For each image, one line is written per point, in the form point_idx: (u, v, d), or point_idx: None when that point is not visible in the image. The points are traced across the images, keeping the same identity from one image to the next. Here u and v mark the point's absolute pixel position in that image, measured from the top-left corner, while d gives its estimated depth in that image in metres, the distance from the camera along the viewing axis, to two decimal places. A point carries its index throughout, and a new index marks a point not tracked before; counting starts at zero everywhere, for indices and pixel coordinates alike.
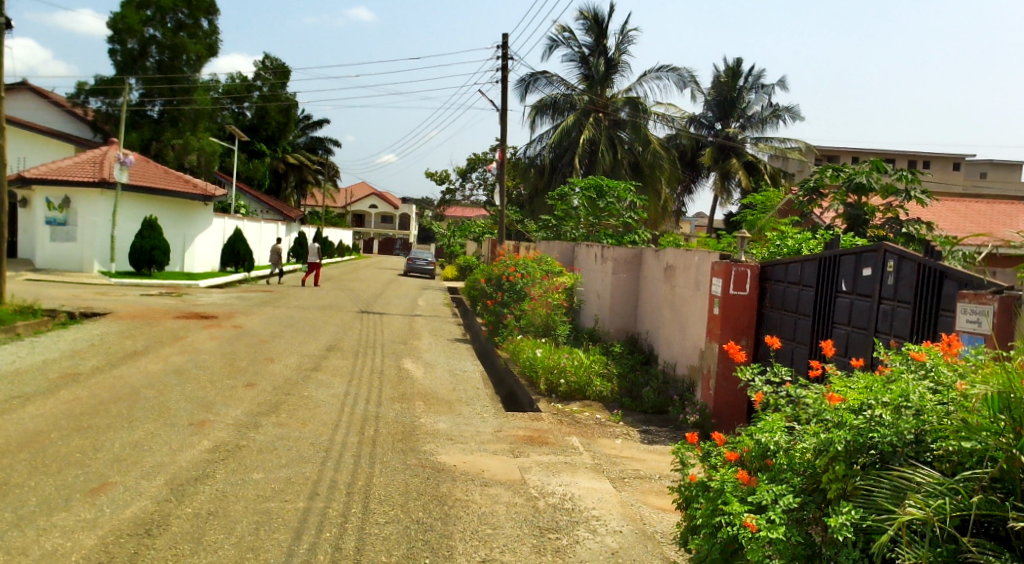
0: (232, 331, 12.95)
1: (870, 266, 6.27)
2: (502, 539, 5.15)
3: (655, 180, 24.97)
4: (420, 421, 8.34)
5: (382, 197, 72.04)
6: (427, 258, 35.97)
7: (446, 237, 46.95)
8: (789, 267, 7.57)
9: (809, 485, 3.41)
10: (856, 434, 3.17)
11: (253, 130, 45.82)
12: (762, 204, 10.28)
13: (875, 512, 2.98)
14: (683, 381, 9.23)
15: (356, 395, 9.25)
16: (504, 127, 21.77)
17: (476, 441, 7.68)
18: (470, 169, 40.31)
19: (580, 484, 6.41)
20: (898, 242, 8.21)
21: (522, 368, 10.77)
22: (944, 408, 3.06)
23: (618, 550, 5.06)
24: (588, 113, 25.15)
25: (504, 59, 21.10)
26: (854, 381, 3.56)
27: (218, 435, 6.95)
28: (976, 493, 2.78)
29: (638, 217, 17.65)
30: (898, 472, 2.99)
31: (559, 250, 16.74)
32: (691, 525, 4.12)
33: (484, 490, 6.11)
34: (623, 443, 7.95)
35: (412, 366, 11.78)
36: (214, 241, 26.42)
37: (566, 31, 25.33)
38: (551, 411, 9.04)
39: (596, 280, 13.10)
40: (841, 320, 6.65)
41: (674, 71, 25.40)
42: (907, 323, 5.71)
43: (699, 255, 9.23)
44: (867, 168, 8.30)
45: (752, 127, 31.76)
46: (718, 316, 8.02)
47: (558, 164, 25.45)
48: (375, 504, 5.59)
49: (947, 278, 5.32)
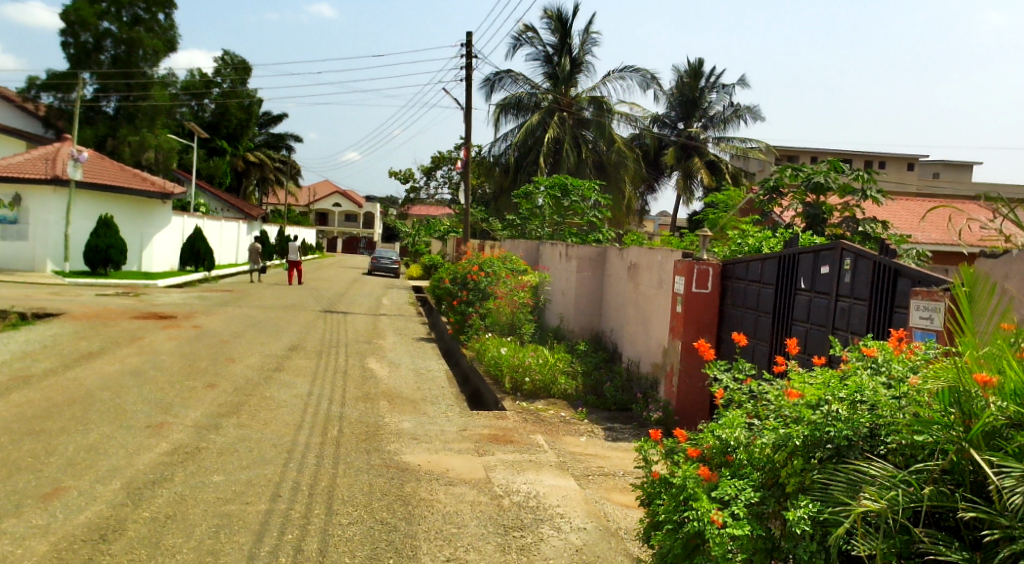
0: (191, 331, 12.77)
1: (828, 264, 6.39)
2: (468, 538, 5.14)
3: (619, 179, 25.15)
4: (385, 421, 8.31)
5: (346, 195, 71.44)
6: (392, 257, 35.74)
7: (411, 236, 46.74)
8: (750, 265, 7.67)
9: (769, 480, 3.47)
10: (812, 428, 3.22)
11: (213, 127, 45.12)
12: (724, 204, 10.41)
13: (831, 505, 3.03)
14: (647, 379, 9.31)
15: (320, 395, 9.18)
16: (469, 125, 21.69)
17: (441, 440, 7.67)
18: (435, 167, 40.10)
19: (545, 482, 6.43)
20: (855, 241, 8.32)
21: (487, 367, 10.79)
22: (897, 402, 3.13)
23: (582, 547, 5.09)
24: (552, 113, 25.18)
25: (468, 57, 21.05)
26: (811, 377, 3.62)
27: (177, 437, 6.87)
28: (928, 485, 2.85)
29: (603, 216, 17.73)
30: (853, 466, 3.05)
31: (523, 249, 16.78)
32: (654, 522, 4.15)
33: (449, 489, 6.11)
34: (588, 440, 7.99)
35: (376, 365, 11.71)
36: (173, 239, 26.01)
37: (529, 30, 25.34)
38: (516, 409, 9.05)
39: (560, 278, 13.18)
40: (799, 317, 6.76)
41: (637, 72, 25.54)
42: (864, 320, 5.83)
43: (662, 253, 9.31)
44: (825, 168, 8.45)
45: (714, 127, 32.07)
46: (680, 315, 8.11)
47: (524, 162, 25.46)
48: (339, 504, 5.57)
49: (901, 276, 5.44)
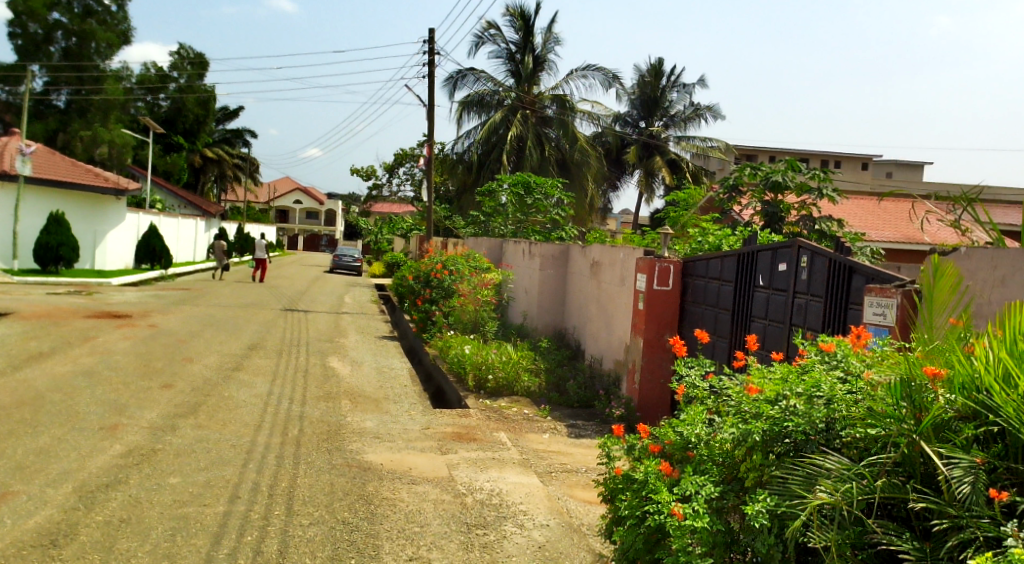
0: (147, 330, 12.55)
1: (785, 261, 6.49)
2: (430, 537, 5.13)
3: (582, 177, 25.35)
4: (347, 419, 8.26)
5: (307, 192, 70.71)
6: (354, 255, 35.47)
7: (373, 234, 46.44)
8: (710, 263, 7.75)
9: (728, 475, 3.51)
10: (771, 424, 3.27)
11: (169, 123, 44.38)
12: (684, 201, 10.50)
13: (789, 498, 3.08)
14: (609, 376, 9.37)
15: (280, 395, 9.07)
16: (432, 122, 21.58)
17: (403, 439, 7.64)
18: (397, 164, 39.87)
19: (508, 479, 6.44)
20: (811, 238, 8.44)
21: (451, 364, 10.78)
22: (853, 396, 3.18)
23: (545, 544, 5.11)
24: (515, 110, 25.17)
25: (431, 53, 20.94)
26: (771, 373, 3.68)
27: (132, 438, 6.75)
28: (880, 476, 2.90)
29: (566, 214, 17.80)
30: (809, 459, 3.10)
31: (486, 247, 16.74)
32: (616, 517, 4.18)
33: (412, 487, 6.09)
34: (551, 437, 8.02)
35: (338, 364, 11.63)
36: (128, 236, 25.52)
37: (491, 27, 25.30)
38: (479, 407, 9.04)
39: (524, 276, 13.22)
40: (758, 314, 6.85)
41: (600, 70, 25.64)
42: (819, 317, 5.93)
43: (624, 251, 9.37)
44: (782, 167, 8.57)
45: (675, 126, 32.37)
46: (642, 312, 8.18)
47: (486, 160, 25.42)
48: (299, 505, 5.51)
49: (856, 273, 5.54)
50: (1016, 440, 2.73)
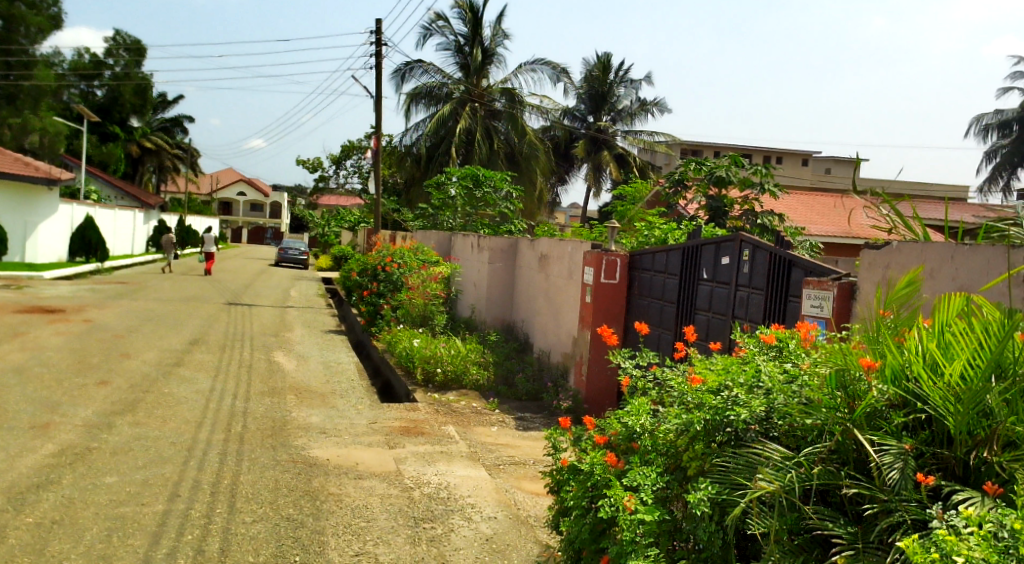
0: (81, 326, 12.17)
1: (728, 255, 6.59)
2: (377, 531, 5.11)
3: (531, 171, 25.43)
4: (292, 415, 8.15)
5: (251, 184, 69.45)
6: (300, 248, 34.96)
7: (320, 226, 45.83)
8: (656, 256, 7.83)
9: (672, 465, 3.55)
10: (714, 412, 3.32)
11: (105, 112, 43.25)
12: (631, 195, 10.58)
13: (730, 487, 3.14)
14: (557, 368, 9.43)
15: (222, 390, 8.91)
16: (379, 114, 21.32)
17: (350, 433, 7.57)
18: (343, 157, 39.36)
19: (456, 473, 6.43)
20: (753, 233, 8.61)
21: (398, 358, 10.72)
22: (791, 386, 3.25)
23: (492, 536, 5.12)
24: (464, 103, 25.07)
25: (378, 44, 20.67)
26: (713, 363, 3.74)
27: (66, 437, 6.55)
28: (816, 464, 2.96)
29: (514, 207, 17.83)
30: (749, 448, 3.16)
31: (434, 240, 16.63)
32: (562, 508, 4.20)
33: (358, 482, 6.04)
34: (499, 430, 8.04)
35: (283, 358, 11.45)
36: (62, 228, 24.70)
37: (439, 19, 25.09)
38: (427, 401, 9.01)
39: (472, 269, 13.21)
40: (702, 306, 6.96)
41: (548, 64, 25.68)
42: (760, 309, 6.05)
43: (572, 245, 9.43)
44: (726, 162, 8.69)
45: (622, 120, 32.67)
46: (590, 305, 8.24)
47: (434, 153, 25.21)
48: (243, 502, 5.43)
49: (795, 267, 5.68)
50: (942, 425, 2.84)
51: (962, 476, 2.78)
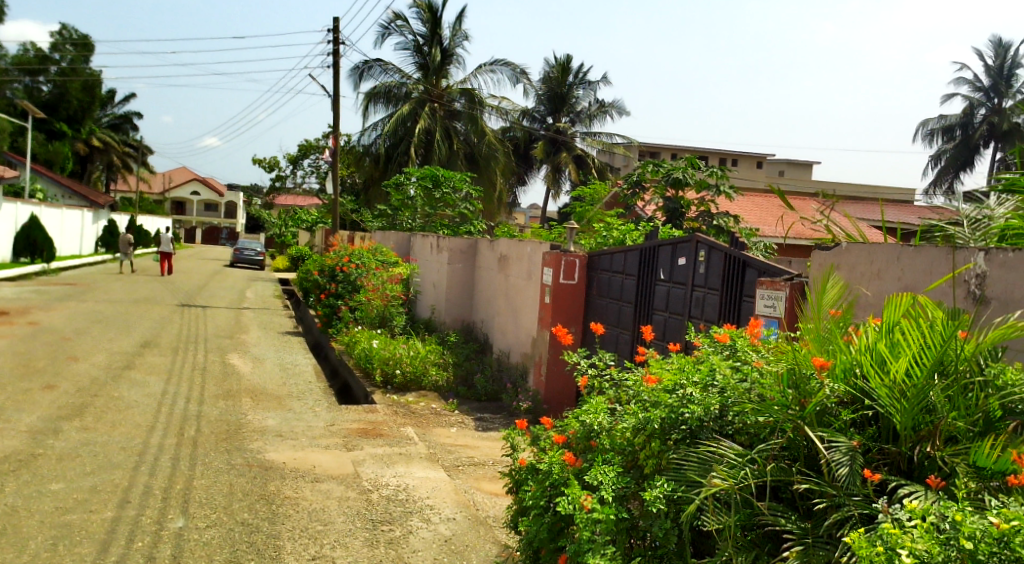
0: (27, 329, 11.84)
1: (684, 256, 6.66)
2: (334, 534, 5.05)
3: (490, 171, 25.45)
4: (247, 418, 8.02)
5: (206, 183, 68.30)
6: (256, 248, 34.47)
7: (277, 226, 45.24)
8: (614, 257, 7.87)
9: (628, 462, 3.57)
10: (670, 411, 3.36)
11: (51, 108, 42.36)
12: (590, 197, 10.62)
13: (685, 484, 3.18)
14: (516, 368, 9.45)
15: (174, 393, 8.75)
16: (337, 113, 21.10)
17: (307, 436, 7.48)
18: (301, 156, 38.91)
19: (414, 474, 6.39)
20: (710, 234, 8.71)
21: (357, 360, 10.63)
22: (744, 384, 3.29)
23: (451, 537, 5.10)
24: (423, 103, 24.96)
25: (336, 43, 20.45)
26: (668, 363, 3.77)
27: (10, 444, 6.37)
28: (769, 461, 3.01)
29: (474, 208, 17.80)
30: (704, 446, 3.20)
31: (393, 240, 16.51)
32: (521, 507, 4.19)
33: (315, 485, 5.97)
34: (458, 431, 8.01)
35: (238, 361, 11.28)
36: (6, 228, 24.00)
37: (398, 18, 24.92)
38: (386, 402, 8.96)
39: (431, 270, 13.17)
40: (659, 306, 7.01)
41: (507, 65, 25.67)
42: (716, 309, 6.13)
43: (531, 246, 9.45)
44: (682, 164, 8.79)
45: (580, 122, 32.83)
46: (549, 305, 8.26)
47: (393, 153, 25.03)
48: (196, 507, 5.34)
49: (749, 267, 5.76)
50: (888, 422, 2.91)
51: (906, 471, 2.86)
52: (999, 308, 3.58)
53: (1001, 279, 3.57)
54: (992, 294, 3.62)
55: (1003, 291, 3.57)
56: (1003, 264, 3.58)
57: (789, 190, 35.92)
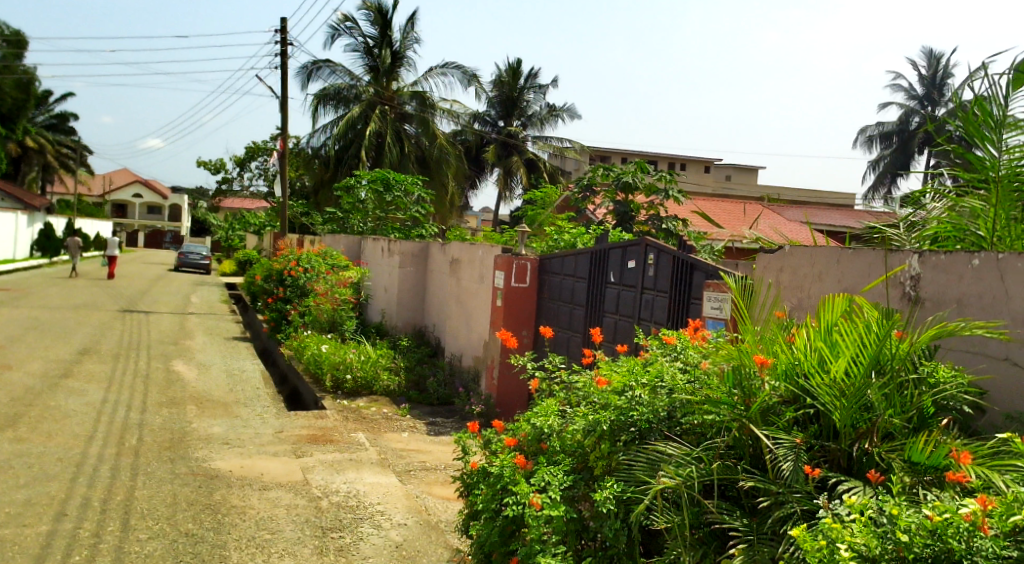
0: None
1: (634, 259, 6.70)
2: (282, 543, 4.95)
3: (442, 175, 25.23)
4: (192, 426, 7.84)
5: (148, 185, 66.70)
6: (201, 252, 33.74)
7: (223, 230, 44.40)
8: (565, 260, 7.89)
9: (579, 464, 3.56)
10: (619, 413, 3.38)
11: None
12: (542, 201, 10.61)
13: (635, 484, 3.19)
14: (469, 372, 9.43)
15: (115, 402, 8.51)
16: (285, 115, 20.78)
17: (255, 444, 7.34)
18: (248, 158, 38.27)
19: (365, 480, 6.31)
20: (659, 237, 8.73)
21: (306, 365, 10.48)
22: (691, 385, 3.34)
23: (403, 543, 5.05)
24: (373, 106, 24.83)
25: (284, 44, 20.14)
26: (618, 365, 3.79)
27: None
28: (715, 460, 3.05)
29: (425, 211, 17.68)
30: (652, 447, 3.22)
31: (343, 244, 16.35)
32: (472, 511, 4.16)
33: (263, 493, 5.86)
34: (410, 436, 7.94)
35: (182, 367, 11.03)
36: None
37: (347, 20, 24.67)
38: (336, 408, 8.83)
39: (382, 274, 13.05)
40: (609, 309, 7.04)
41: (459, 68, 25.60)
42: (665, 311, 6.18)
43: (483, 249, 9.44)
44: (632, 168, 8.88)
45: (532, 126, 32.95)
46: (501, 309, 8.25)
47: (344, 156, 24.75)
48: (137, 519, 5.19)
49: (696, 270, 5.82)
50: (828, 420, 2.96)
51: (846, 467, 2.90)
52: (933, 309, 3.65)
53: (934, 281, 3.65)
54: (926, 296, 3.69)
55: (937, 292, 3.64)
56: (935, 266, 3.65)
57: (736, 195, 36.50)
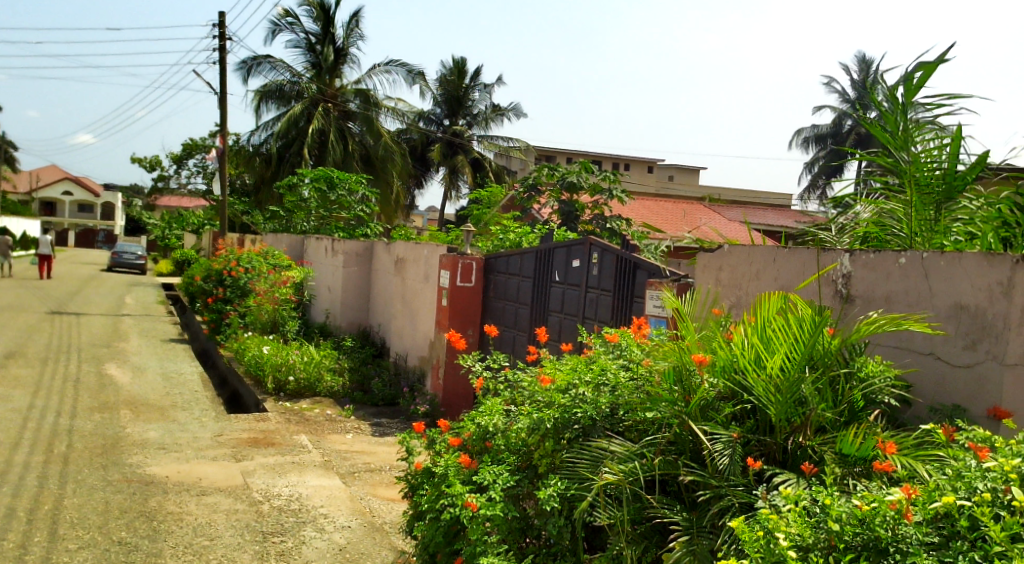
0: None
1: (578, 258, 6.70)
2: (221, 550, 4.81)
3: (386, 173, 24.97)
4: (126, 431, 7.59)
5: (79, 183, 64.60)
6: (136, 251, 32.79)
7: (159, 230, 43.23)
8: (511, 259, 7.86)
9: (523, 462, 3.52)
10: (563, 411, 3.36)
11: None
12: (488, 200, 10.55)
13: (577, 481, 3.16)
14: (414, 372, 9.35)
15: (43, 407, 8.18)
16: (224, 110, 20.30)
17: (193, 448, 7.13)
18: (186, 155, 37.34)
19: (308, 483, 6.18)
20: (603, 236, 8.73)
21: (247, 367, 10.25)
22: (634, 382, 3.34)
23: (346, 546, 4.95)
24: (316, 103, 24.52)
25: (222, 38, 19.68)
26: (561, 363, 3.78)
27: None
28: (657, 455, 3.05)
29: (370, 210, 17.47)
30: (595, 444, 3.22)
31: (286, 243, 16.07)
32: (417, 512, 4.09)
33: (201, 499, 5.69)
34: (354, 437, 7.82)
35: (116, 371, 10.68)
36: None
37: (289, 15, 24.25)
38: (278, 410, 8.65)
39: (326, 273, 12.83)
40: (554, 307, 7.04)
41: (403, 66, 25.40)
42: (608, 310, 6.20)
43: (428, 248, 9.35)
44: (577, 168, 8.89)
45: (477, 125, 32.83)
46: (446, 308, 8.17)
47: (286, 154, 24.36)
48: (65, 528, 4.99)
49: (639, 269, 5.86)
50: (764, 415, 2.99)
51: (781, 460, 2.93)
52: (862, 306, 3.72)
53: (864, 279, 3.71)
54: (856, 293, 3.76)
55: (866, 289, 3.71)
56: (865, 265, 3.72)
57: (678, 195, 37.01)
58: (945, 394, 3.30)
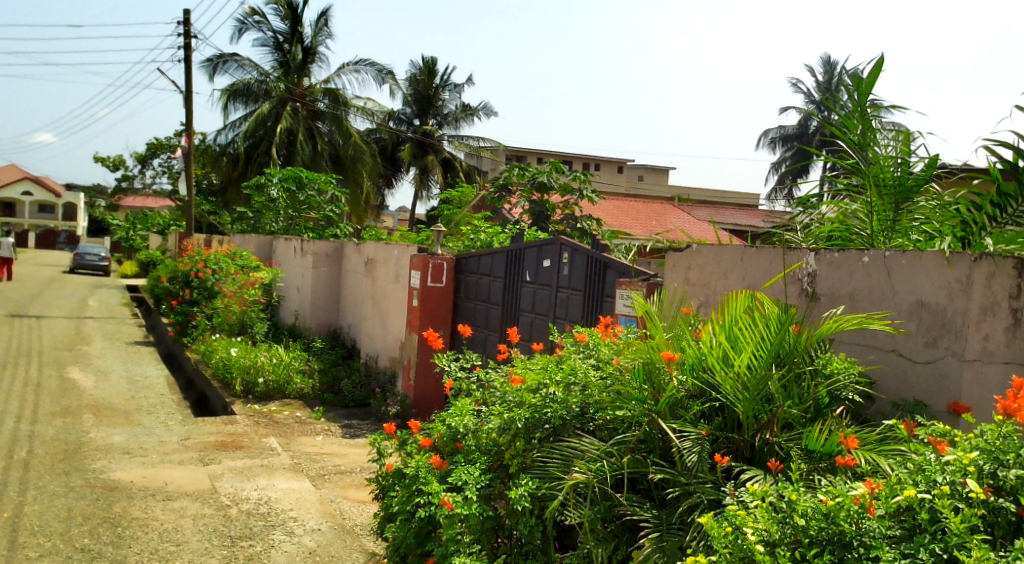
0: None
1: (549, 258, 6.69)
2: (188, 555, 4.73)
3: (356, 173, 24.79)
4: (89, 436, 7.44)
5: (40, 183, 63.34)
6: (99, 253, 32.20)
7: (123, 231, 42.50)
8: (481, 259, 7.83)
9: (494, 462, 3.49)
10: (533, 410, 3.34)
11: None
12: (458, 199, 10.51)
13: (548, 481, 3.14)
14: (384, 373, 9.28)
15: (3, 413, 7.99)
16: (190, 109, 20.02)
17: (159, 452, 7.01)
18: (150, 155, 36.76)
19: (277, 486, 6.09)
20: (574, 236, 8.73)
21: (214, 369, 10.11)
22: (603, 381, 3.33)
23: (316, 549, 4.89)
24: (284, 102, 24.29)
25: (188, 37, 19.40)
26: (532, 363, 3.76)
27: None
28: (626, 453, 3.04)
29: (339, 210, 17.34)
30: (566, 443, 3.21)
31: (255, 244, 15.90)
32: (388, 515, 4.03)
33: (167, 504, 5.59)
34: (324, 439, 7.74)
35: (79, 374, 10.47)
36: None
37: (255, 14, 24.00)
38: (246, 413, 8.53)
39: (295, 274, 12.68)
40: (525, 307, 7.03)
41: (372, 65, 25.25)
42: (579, 309, 6.20)
43: (398, 248, 9.29)
44: (547, 168, 8.88)
45: (447, 124, 32.81)
46: (416, 309, 8.11)
47: (254, 153, 24.09)
48: (26, 536, 4.87)
49: (610, 269, 5.87)
50: (731, 412, 2.99)
51: (749, 457, 2.93)
52: (828, 304, 3.74)
53: (829, 277, 3.73)
54: (822, 291, 3.78)
55: (831, 288, 3.73)
56: (830, 263, 3.74)
57: (648, 195, 37.23)
58: (906, 390, 3.33)
